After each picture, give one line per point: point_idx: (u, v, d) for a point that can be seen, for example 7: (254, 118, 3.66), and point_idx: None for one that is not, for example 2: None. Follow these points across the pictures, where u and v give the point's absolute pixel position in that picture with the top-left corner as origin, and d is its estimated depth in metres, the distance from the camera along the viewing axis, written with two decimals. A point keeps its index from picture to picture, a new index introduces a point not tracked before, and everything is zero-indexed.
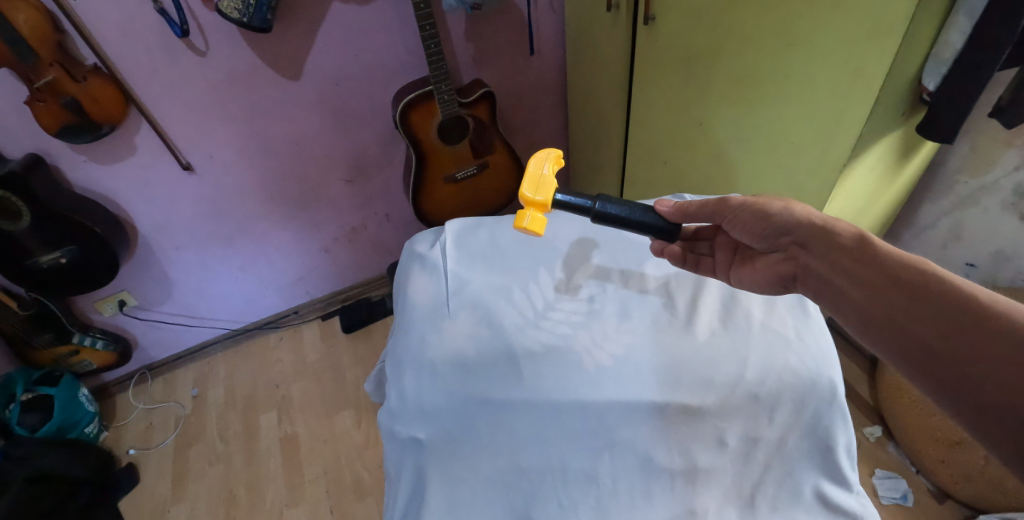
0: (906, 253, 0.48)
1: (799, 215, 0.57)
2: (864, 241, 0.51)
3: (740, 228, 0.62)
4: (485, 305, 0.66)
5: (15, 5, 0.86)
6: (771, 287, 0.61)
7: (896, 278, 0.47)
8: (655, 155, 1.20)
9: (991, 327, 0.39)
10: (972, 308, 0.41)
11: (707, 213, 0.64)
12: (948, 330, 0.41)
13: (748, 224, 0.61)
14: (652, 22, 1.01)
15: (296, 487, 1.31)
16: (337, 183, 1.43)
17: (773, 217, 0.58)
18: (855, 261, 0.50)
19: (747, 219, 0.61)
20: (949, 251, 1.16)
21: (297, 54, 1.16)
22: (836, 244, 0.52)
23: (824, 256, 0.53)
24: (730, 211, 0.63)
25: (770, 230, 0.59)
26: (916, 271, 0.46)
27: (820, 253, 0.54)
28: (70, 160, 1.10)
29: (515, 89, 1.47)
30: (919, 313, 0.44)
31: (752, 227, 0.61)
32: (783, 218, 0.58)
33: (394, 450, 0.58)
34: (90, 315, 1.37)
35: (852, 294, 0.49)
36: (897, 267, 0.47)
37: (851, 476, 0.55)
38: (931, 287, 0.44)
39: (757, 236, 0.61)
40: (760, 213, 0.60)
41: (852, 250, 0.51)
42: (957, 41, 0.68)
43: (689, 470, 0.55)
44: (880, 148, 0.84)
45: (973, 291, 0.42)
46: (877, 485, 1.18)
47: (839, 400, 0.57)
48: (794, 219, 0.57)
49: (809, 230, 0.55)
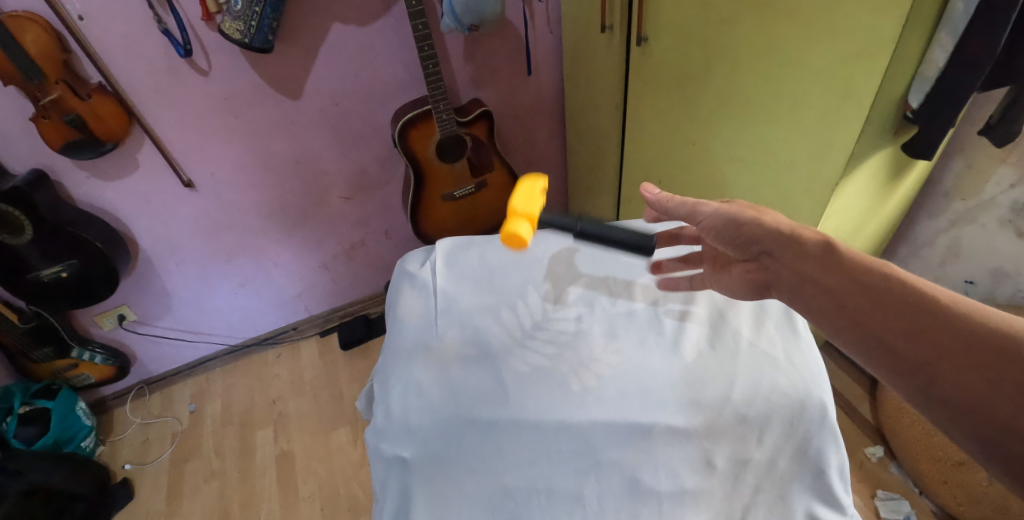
0: (872, 258, 0.48)
1: (769, 225, 0.55)
2: (831, 250, 0.50)
3: (713, 235, 0.60)
4: (472, 325, 0.67)
5: (24, 25, 0.88)
6: (747, 292, 0.60)
7: (865, 285, 0.46)
8: (651, 176, 1.22)
9: (961, 331, 0.39)
10: (944, 314, 0.41)
11: (682, 212, 0.63)
12: (914, 333, 0.41)
13: (720, 231, 0.59)
14: (644, 42, 1.06)
15: (290, 504, 1.29)
16: (338, 201, 1.44)
17: (747, 229, 0.56)
18: (823, 268, 0.49)
19: (719, 226, 0.59)
20: (948, 268, 1.15)
21: (299, 75, 1.19)
22: (803, 253, 0.51)
23: (791, 264, 0.52)
24: (703, 216, 0.60)
25: (741, 239, 0.57)
26: (880, 277, 0.46)
27: (782, 261, 0.53)
28: (74, 177, 1.12)
29: (514, 108, 1.48)
30: (888, 317, 0.43)
31: (724, 235, 0.59)
32: (755, 228, 0.56)
33: (379, 469, 0.57)
34: (90, 328, 1.37)
35: (822, 302, 0.48)
36: (861, 271, 0.47)
37: (845, 499, 0.54)
38: (902, 293, 0.44)
39: (727, 243, 0.59)
40: (733, 220, 0.58)
41: (817, 258, 0.50)
42: (940, 59, 0.68)
43: (676, 493, 0.54)
44: (871, 165, 0.83)
45: (936, 292, 0.43)
46: (879, 507, 1.16)
47: (829, 422, 0.56)
48: (763, 228, 0.55)
49: (777, 240, 0.54)
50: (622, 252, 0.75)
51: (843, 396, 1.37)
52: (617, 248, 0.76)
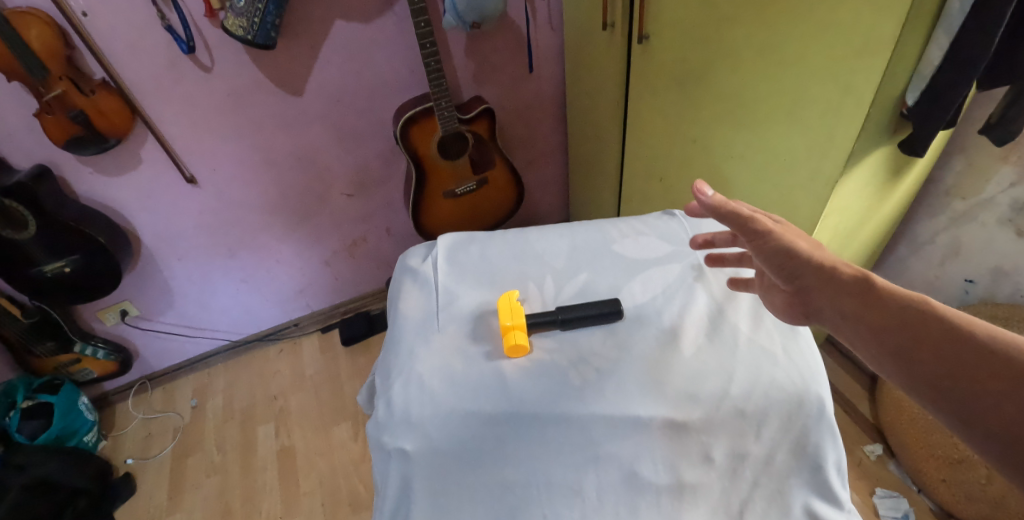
0: (913, 293, 0.44)
1: (813, 257, 0.51)
2: (868, 284, 0.46)
3: (761, 257, 0.54)
4: (473, 321, 0.67)
5: (27, 21, 0.89)
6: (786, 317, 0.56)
7: (903, 322, 0.42)
8: (652, 173, 1.22)
9: (996, 365, 0.36)
10: (994, 355, 0.37)
11: (733, 224, 0.54)
12: (946, 368, 0.38)
13: (769, 256, 0.53)
14: (646, 40, 1.06)
15: (291, 500, 1.30)
16: (339, 197, 1.45)
17: (794, 259, 0.51)
18: (860, 304, 0.45)
19: (770, 250, 0.53)
20: (948, 266, 1.15)
21: (301, 71, 1.19)
22: (841, 288, 0.47)
23: (824, 297, 0.48)
24: (756, 234, 0.53)
25: (787, 268, 0.52)
26: (915, 311, 0.42)
27: (811, 292, 0.49)
28: (77, 172, 1.13)
29: (515, 105, 1.48)
30: (921, 352, 0.40)
31: (773, 261, 0.53)
32: (800, 260, 0.51)
33: (380, 460, 0.58)
34: (92, 324, 1.38)
35: (854, 334, 0.45)
36: (895, 303, 0.44)
37: (842, 494, 0.55)
38: (943, 331, 0.40)
39: (774, 269, 0.53)
40: (781, 249, 0.52)
41: (847, 288, 0.47)
42: (936, 57, 0.68)
43: (674, 486, 0.55)
44: (870, 164, 0.83)
45: (978, 327, 0.39)
46: (877, 504, 1.17)
47: (828, 417, 0.56)
48: (806, 260, 0.51)
49: (816, 274, 0.50)
50: (622, 248, 0.76)
51: (843, 394, 1.38)
52: (617, 244, 0.76)
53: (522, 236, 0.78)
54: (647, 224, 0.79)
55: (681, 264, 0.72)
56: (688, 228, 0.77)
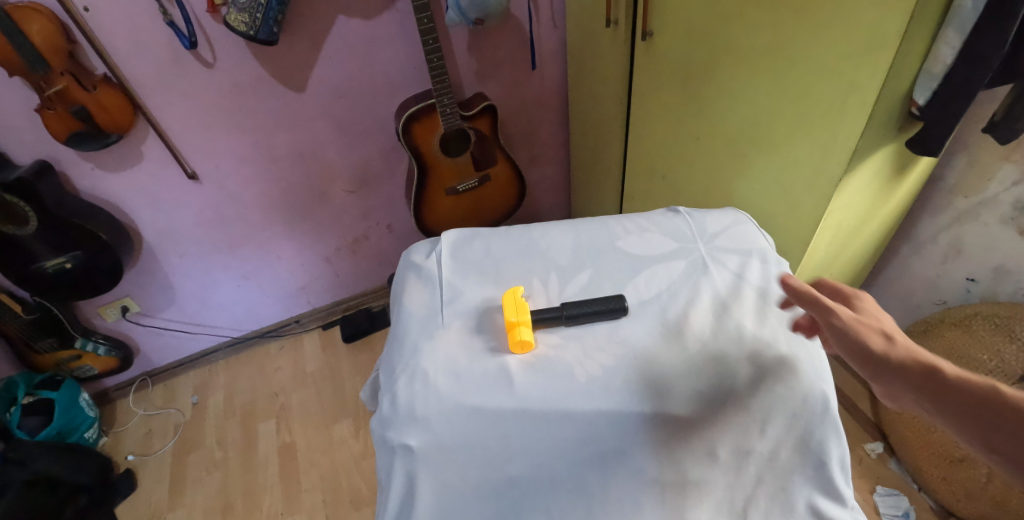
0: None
1: (904, 352, 0.48)
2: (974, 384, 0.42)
3: (842, 347, 0.52)
4: (477, 316, 0.67)
5: (28, 16, 0.88)
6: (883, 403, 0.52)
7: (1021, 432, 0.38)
8: (654, 170, 1.22)
9: None
10: None
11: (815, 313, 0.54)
12: None
13: (850, 347, 0.51)
14: (650, 37, 1.06)
15: (292, 496, 1.30)
16: (341, 194, 1.44)
17: (873, 359, 0.49)
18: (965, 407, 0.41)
19: (851, 342, 0.51)
20: (949, 265, 1.15)
21: (303, 67, 1.19)
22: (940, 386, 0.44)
23: (919, 398, 0.45)
24: (837, 325, 0.52)
25: (870, 361, 0.49)
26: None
27: (896, 394, 0.47)
28: (79, 168, 1.12)
29: (517, 102, 1.48)
30: None
31: (853, 352, 0.51)
32: (884, 354, 0.48)
33: (384, 456, 0.58)
34: (93, 320, 1.38)
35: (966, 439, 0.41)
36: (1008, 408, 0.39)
37: (846, 491, 0.55)
38: None
39: (858, 360, 0.50)
40: (863, 342, 0.50)
41: (943, 391, 0.43)
42: (947, 56, 0.67)
43: (679, 482, 0.54)
44: (874, 162, 0.83)
45: None
46: (878, 503, 1.17)
47: (831, 414, 0.57)
48: (895, 354, 0.48)
49: (907, 368, 0.46)
50: (626, 245, 0.75)
51: (844, 393, 1.38)
52: (621, 240, 0.76)
53: (526, 232, 0.78)
54: (651, 221, 0.79)
55: (685, 261, 0.72)
56: (692, 224, 0.77)
